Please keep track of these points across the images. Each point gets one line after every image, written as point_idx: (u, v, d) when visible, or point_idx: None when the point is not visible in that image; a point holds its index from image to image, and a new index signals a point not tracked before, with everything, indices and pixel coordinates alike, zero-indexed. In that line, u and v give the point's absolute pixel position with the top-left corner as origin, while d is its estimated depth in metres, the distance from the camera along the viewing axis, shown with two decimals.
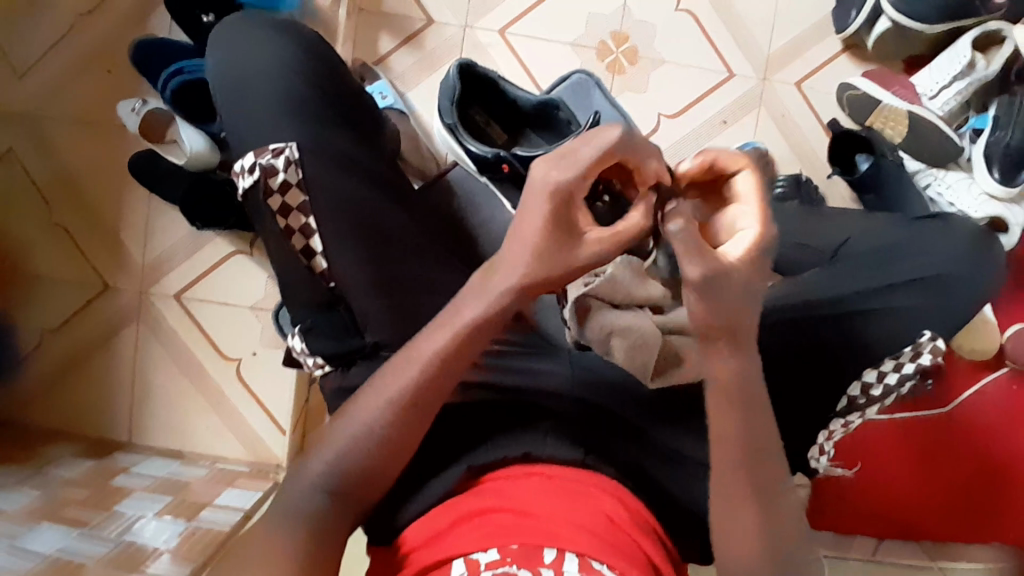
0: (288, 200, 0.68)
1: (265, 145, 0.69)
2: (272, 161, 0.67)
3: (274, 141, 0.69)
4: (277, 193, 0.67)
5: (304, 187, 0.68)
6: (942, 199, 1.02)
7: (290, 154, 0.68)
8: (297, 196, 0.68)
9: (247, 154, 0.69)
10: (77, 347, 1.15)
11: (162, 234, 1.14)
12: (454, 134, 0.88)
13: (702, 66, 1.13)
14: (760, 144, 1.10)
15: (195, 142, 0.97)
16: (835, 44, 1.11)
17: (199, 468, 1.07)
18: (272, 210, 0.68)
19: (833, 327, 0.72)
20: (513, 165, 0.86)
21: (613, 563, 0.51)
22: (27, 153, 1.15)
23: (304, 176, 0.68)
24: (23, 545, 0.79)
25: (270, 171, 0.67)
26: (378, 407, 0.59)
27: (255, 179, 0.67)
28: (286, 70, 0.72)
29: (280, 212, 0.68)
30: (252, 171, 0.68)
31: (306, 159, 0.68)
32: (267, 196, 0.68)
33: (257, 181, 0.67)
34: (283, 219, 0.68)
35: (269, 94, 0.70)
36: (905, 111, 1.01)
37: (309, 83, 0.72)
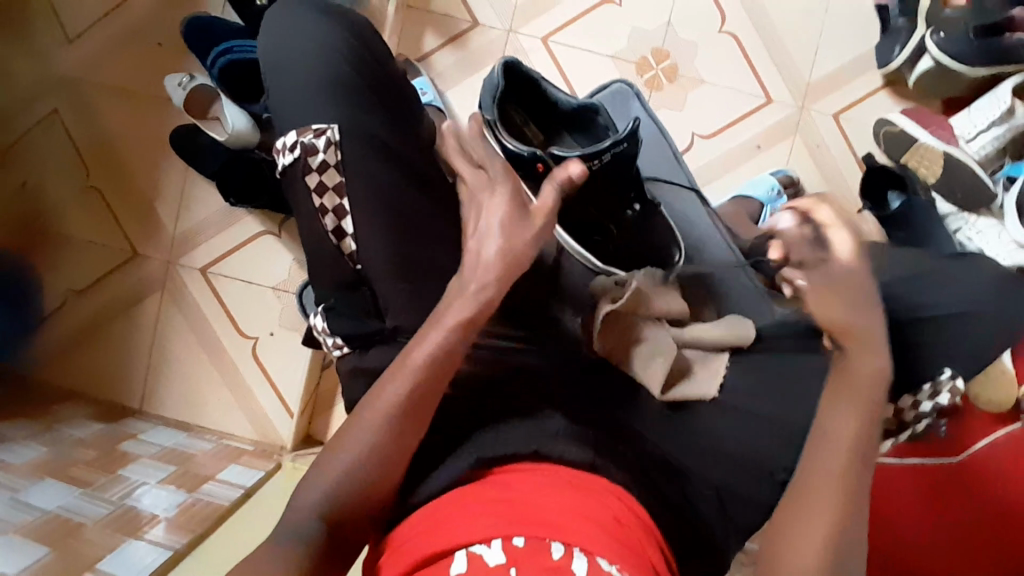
0: (324, 179, 0.69)
1: (308, 124, 0.70)
2: (314, 140, 0.69)
3: (317, 120, 0.70)
4: (315, 171, 0.69)
5: (342, 168, 0.69)
6: (970, 243, 1.00)
7: (331, 134, 0.69)
8: (333, 176, 0.69)
9: (290, 132, 0.70)
10: (98, 311, 1.16)
11: (193, 207, 1.16)
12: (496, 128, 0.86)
13: (741, 89, 1.13)
14: (791, 172, 1.10)
15: (236, 121, 0.97)
16: (876, 79, 1.11)
17: (205, 441, 1.08)
18: (308, 187, 0.69)
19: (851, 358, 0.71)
20: (548, 164, 0.83)
21: (622, 567, 0.50)
22: (69, 116, 1.18)
23: (343, 157, 0.69)
24: (26, 499, 0.80)
25: (310, 149, 0.69)
26: (384, 410, 0.61)
27: (295, 156, 0.69)
28: (335, 53, 0.73)
29: (317, 189, 0.69)
30: (293, 148, 0.69)
31: (346, 141, 0.69)
32: (305, 174, 0.69)
33: (297, 159, 0.69)
34: (318, 197, 0.69)
35: (318, 70, 0.72)
36: (941, 152, 1.01)
37: (357, 68, 0.73)
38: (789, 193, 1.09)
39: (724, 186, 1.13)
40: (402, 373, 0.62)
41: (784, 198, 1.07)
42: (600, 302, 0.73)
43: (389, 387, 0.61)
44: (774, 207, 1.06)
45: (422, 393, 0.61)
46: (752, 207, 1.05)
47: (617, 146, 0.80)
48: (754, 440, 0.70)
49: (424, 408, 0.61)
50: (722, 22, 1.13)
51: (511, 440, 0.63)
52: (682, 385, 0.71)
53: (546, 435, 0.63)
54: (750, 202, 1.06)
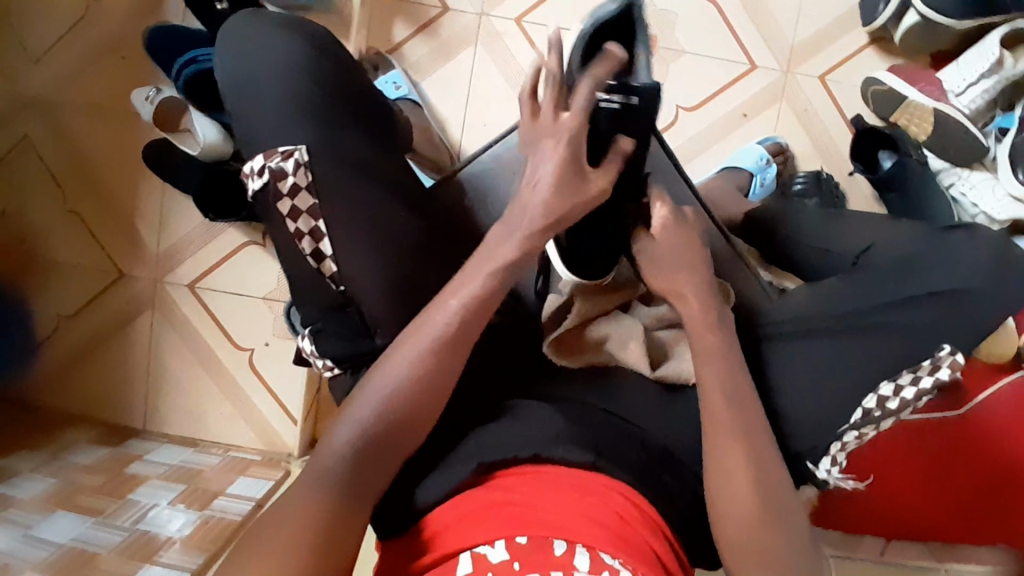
0: (297, 202, 0.67)
1: (276, 146, 0.68)
2: (282, 163, 0.66)
3: (286, 142, 0.68)
4: (286, 196, 0.66)
5: (314, 190, 0.67)
6: (965, 199, 0.99)
7: (300, 156, 0.67)
8: (306, 199, 0.67)
9: (257, 155, 0.68)
10: (91, 335, 1.16)
11: (175, 223, 1.14)
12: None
13: (724, 57, 1.10)
14: (780, 139, 1.08)
15: (208, 132, 0.99)
16: (860, 36, 1.08)
17: (211, 455, 1.09)
18: (281, 213, 0.67)
19: (844, 342, 0.71)
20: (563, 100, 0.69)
21: (626, 560, 0.51)
22: (39, 140, 1.15)
23: (315, 178, 0.67)
24: (38, 534, 0.81)
25: (279, 173, 0.66)
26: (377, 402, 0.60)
27: (263, 182, 0.66)
28: (298, 69, 0.70)
29: (290, 214, 0.67)
30: (261, 173, 0.66)
31: (315, 161, 0.67)
32: (276, 200, 0.67)
33: (266, 184, 0.66)
34: (293, 222, 0.67)
35: (281, 85, 0.69)
36: (930, 108, 0.98)
37: (323, 82, 0.71)
38: (778, 161, 1.06)
39: (711, 159, 1.11)
40: (392, 366, 0.61)
41: (774, 167, 1.05)
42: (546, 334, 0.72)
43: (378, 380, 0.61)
44: (765, 175, 1.04)
45: (415, 384, 0.60)
46: (742, 179, 1.03)
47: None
48: None
49: (417, 403, 0.60)
50: None
51: (509, 443, 0.62)
52: (669, 363, 0.72)
53: (546, 437, 0.62)
54: (739, 174, 1.03)
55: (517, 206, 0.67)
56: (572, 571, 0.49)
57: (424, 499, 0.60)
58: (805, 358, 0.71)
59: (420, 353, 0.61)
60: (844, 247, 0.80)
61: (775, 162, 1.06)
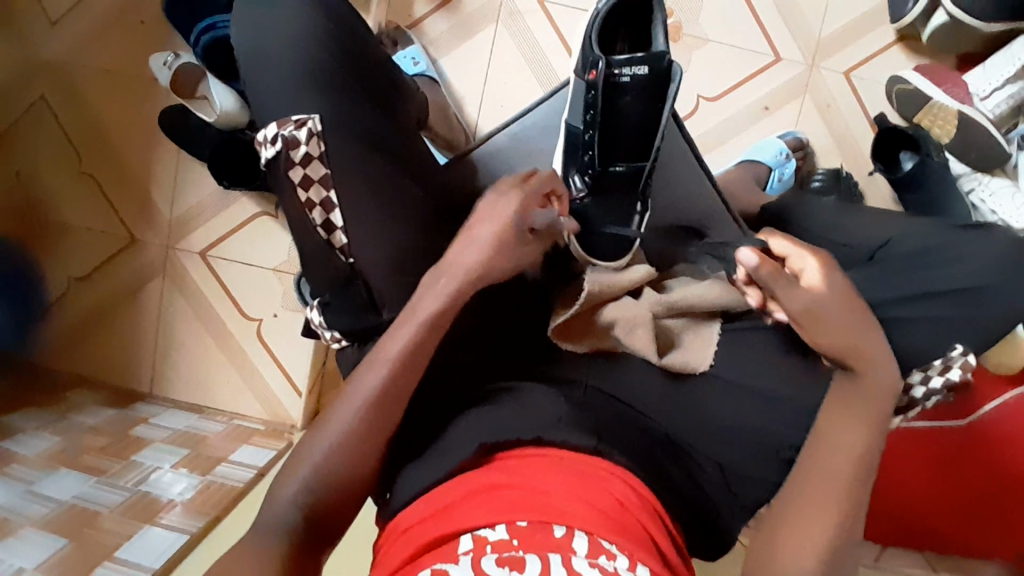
0: (309, 172, 0.66)
1: (288, 115, 0.67)
2: (294, 132, 0.66)
3: (296, 111, 0.67)
4: (298, 165, 0.66)
5: (326, 159, 0.66)
6: (983, 206, 0.96)
7: (313, 125, 0.66)
8: (318, 168, 0.66)
9: (270, 123, 0.67)
10: (101, 299, 1.16)
11: (188, 190, 1.15)
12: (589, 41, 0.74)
13: (747, 48, 1.08)
14: (800, 135, 1.07)
15: (225, 100, 0.97)
16: (888, 33, 1.06)
17: (216, 423, 1.10)
18: (292, 181, 0.66)
19: None
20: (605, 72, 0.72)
21: (622, 545, 0.51)
22: (56, 100, 1.15)
23: (326, 149, 0.66)
24: (41, 490, 0.82)
25: (292, 142, 0.66)
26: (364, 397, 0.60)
27: (276, 150, 0.66)
28: (316, 38, 0.70)
29: (301, 183, 0.66)
30: (274, 141, 0.66)
31: (330, 132, 0.67)
32: (288, 168, 0.66)
33: (279, 152, 0.66)
34: (304, 192, 0.66)
35: (299, 52, 0.69)
36: (954, 110, 0.96)
37: (340, 55, 0.71)
38: (797, 156, 1.05)
39: (727, 153, 1.10)
40: (382, 360, 0.61)
41: (792, 162, 1.03)
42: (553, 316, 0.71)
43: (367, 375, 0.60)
44: (783, 171, 1.03)
45: (400, 382, 0.60)
46: (760, 172, 1.02)
47: (636, 72, 0.71)
48: (759, 417, 0.69)
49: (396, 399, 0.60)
50: None
51: (512, 425, 0.61)
52: (677, 353, 0.71)
53: (547, 420, 0.61)
54: (757, 166, 1.02)
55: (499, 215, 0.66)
56: (569, 554, 0.49)
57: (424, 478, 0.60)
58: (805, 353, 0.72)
59: (407, 351, 0.60)
60: (857, 242, 0.78)
61: (794, 157, 1.05)
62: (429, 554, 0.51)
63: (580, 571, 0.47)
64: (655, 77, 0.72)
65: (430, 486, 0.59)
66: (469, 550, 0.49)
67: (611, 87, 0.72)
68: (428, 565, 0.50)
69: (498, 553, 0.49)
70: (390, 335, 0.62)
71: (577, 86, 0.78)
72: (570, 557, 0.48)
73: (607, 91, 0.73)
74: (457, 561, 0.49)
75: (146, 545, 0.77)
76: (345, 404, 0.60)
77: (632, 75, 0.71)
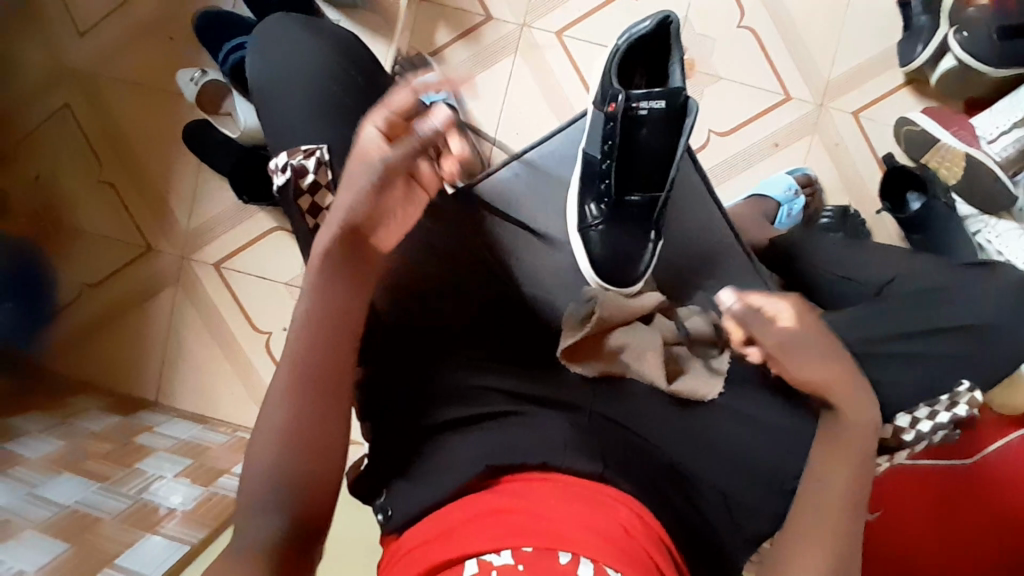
0: (317, 199, 0.69)
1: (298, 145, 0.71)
2: (302, 161, 0.70)
3: (306, 142, 0.71)
4: (307, 192, 0.69)
5: (333, 186, 0.69)
6: (990, 246, 0.98)
7: (321, 155, 0.70)
8: (326, 196, 0.70)
9: (279, 153, 0.72)
10: (112, 306, 1.18)
11: (205, 203, 1.17)
12: (607, 74, 0.77)
13: (758, 86, 1.11)
14: (809, 171, 1.09)
15: (248, 117, 1.00)
16: (896, 77, 1.09)
17: (219, 434, 1.09)
18: (302, 209, 0.70)
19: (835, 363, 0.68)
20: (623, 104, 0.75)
21: (625, 572, 0.51)
22: (82, 111, 1.19)
23: (334, 176, 0.70)
24: (43, 494, 0.82)
25: (300, 171, 0.69)
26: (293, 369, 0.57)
27: (286, 178, 0.70)
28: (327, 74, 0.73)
29: (309, 210, 0.70)
30: (283, 170, 0.70)
31: (335, 161, 0.70)
32: (298, 196, 0.70)
33: (288, 180, 0.70)
34: (311, 218, 0.69)
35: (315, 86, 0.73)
36: (963, 152, 0.98)
37: (351, 88, 0.74)
38: (806, 192, 1.07)
39: (736, 187, 1.12)
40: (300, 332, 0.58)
41: (801, 198, 1.05)
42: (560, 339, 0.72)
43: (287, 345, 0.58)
44: (792, 207, 1.05)
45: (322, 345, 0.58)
46: (768, 207, 1.04)
47: (654, 106, 0.75)
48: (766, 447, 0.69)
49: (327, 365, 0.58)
50: (741, 16, 1.11)
51: (519, 447, 0.61)
52: (683, 379, 0.72)
53: (552, 445, 0.61)
54: (765, 202, 1.04)
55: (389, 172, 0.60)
56: None
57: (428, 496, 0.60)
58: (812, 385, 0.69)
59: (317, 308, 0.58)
60: (868, 278, 0.77)
61: (802, 193, 1.06)
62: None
63: None
64: (670, 113, 0.76)
65: (432, 506, 0.59)
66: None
67: (629, 120, 0.76)
68: None
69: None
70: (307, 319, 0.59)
71: (593, 116, 0.80)
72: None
73: (625, 124, 0.77)
74: None
75: (145, 553, 0.77)
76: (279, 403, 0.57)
77: (648, 109, 0.75)
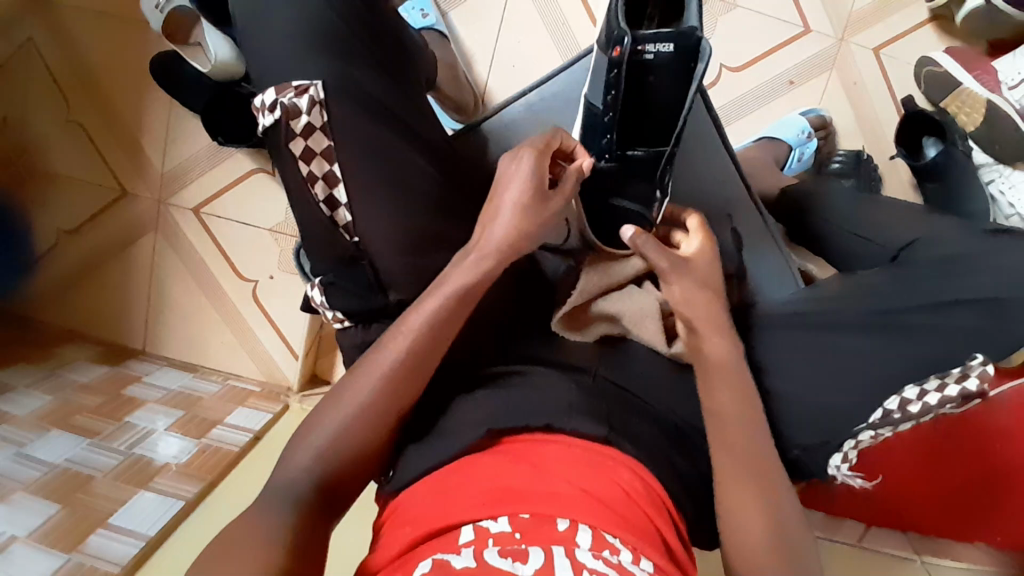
0: (311, 143, 0.62)
1: (288, 81, 0.62)
2: (295, 99, 0.61)
3: (298, 77, 0.62)
4: (300, 136, 0.61)
5: (329, 130, 0.62)
6: (1002, 198, 0.92)
7: (315, 92, 0.61)
8: (321, 140, 0.62)
9: (269, 88, 0.62)
10: (91, 251, 1.13)
11: (180, 143, 1.10)
12: (615, 14, 0.68)
13: (776, 17, 1.03)
14: (824, 113, 1.02)
15: (219, 49, 0.91)
16: (920, 12, 1.00)
17: (211, 383, 1.08)
18: (294, 154, 0.62)
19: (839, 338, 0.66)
20: (624, 48, 0.66)
21: (626, 538, 0.47)
22: (42, 42, 1.10)
23: (331, 118, 0.62)
24: (30, 452, 0.80)
25: (292, 111, 0.61)
26: (384, 367, 0.56)
27: (275, 118, 0.61)
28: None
29: (303, 156, 0.62)
30: (273, 109, 0.61)
31: (333, 99, 0.62)
32: (289, 139, 0.61)
33: (277, 121, 0.61)
34: (305, 164, 0.62)
35: (290, 15, 0.64)
36: (983, 98, 0.92)
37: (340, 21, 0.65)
38: (820, 135, 1.01)
39: (746, 128, 1.05)
40: (402, 338, 0.57)
41: (815, 141, 0.99)
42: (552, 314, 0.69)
43: (384, 350, 0.57)
44: (804, 150, 0.99)
45: (420, 357, 0.57)
46: (779, 151, 0.98)
47: (661, 50, 0.65)
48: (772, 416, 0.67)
49: (419, 373, 0.57)
50: None
51: (525, 408, 0.58)
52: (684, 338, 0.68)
53: (558, 407, 0.58)
54: (777, 144, 0.98)
55: (524, 164, 0.62)
56: (574, 547, 0.45)
57: (417, 466, 0.57)
58: (810, 349, 0.67)
59: (432, 320, 0.57)
60: (887, 239, 0.73)
61: (816, 136, 1.00)
62: (425, 546, 0.48)
63: (585, 564, 0.43)
64: (681, 56, 0.66)
65: (426, 472, 0.56)
66: (471, 541, 0.46)
67: (636, 65, 0.67)
68: (426, 557, 0.46)
69: (501, 546, 0.45)
70: (393, 334, 0.58)
71: (600, 59, 0.72)
72: (573, 550, 0.44)
73: (633, 70, 0.67)
74: (459, 552, 0.45)
75: (139, 512, 0.76)
76: (345, 408, 0.55)
77: (656, 53, 0.66)
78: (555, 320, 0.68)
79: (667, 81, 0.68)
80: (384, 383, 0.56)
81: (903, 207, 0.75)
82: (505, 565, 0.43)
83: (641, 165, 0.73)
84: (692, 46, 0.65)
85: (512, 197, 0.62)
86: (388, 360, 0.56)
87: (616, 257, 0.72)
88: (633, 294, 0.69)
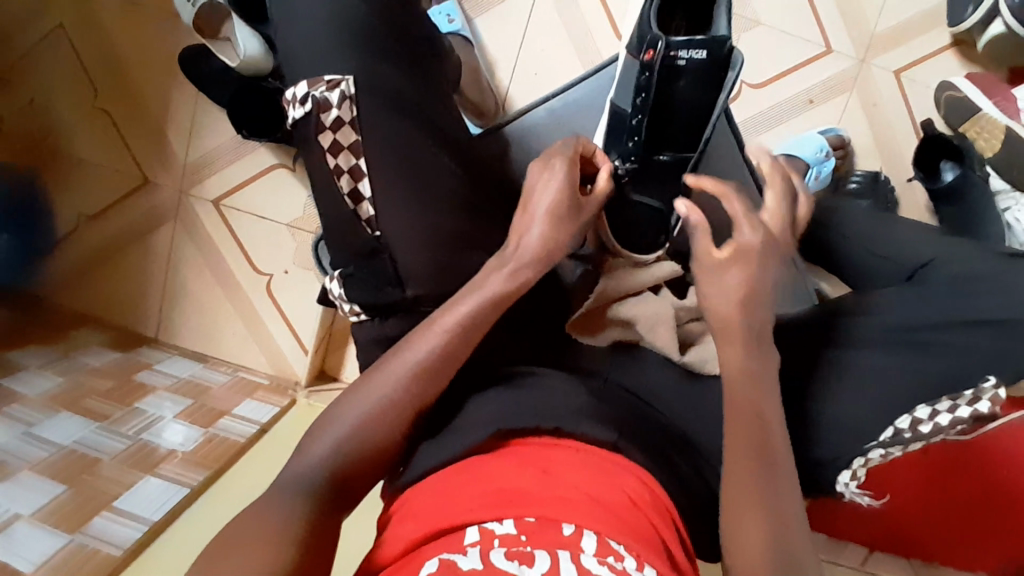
0: (339, 137, 0.63)
1: (321, 75, 0.64)
2: (326, 93, 0.63)
3: (332, 71, 0.64)
4: (329, 129, 0.63)
5: (357, 125, 0.63)
6: (1019, 225, 0.92)
7: (346, 87, 0.63)
8: (349, 134, 0.63)
9: (301, 81, 0.64)
10: (110, 238, 1.15)
11: (203, 135, 1.11)
12: (646, 20, 0.70)
13: (798, 36, 1.04)
14: (842, 132, 1.02)
15: (248, 44, 0.93)
16: (943, 36, 1.01)
17: (220, 374, 1.08)
18: (323, 147, 0.63)
19: (851, 356, 0.66)
20: (659, 52, 0.67)
21: (630, 546, 0.47)
22: (73, 30, 1.12)
23: (360, 113, 0.63)
24: (40, 432, 0.81)
25: (323, 104, 0.63)
26: (411, 363, 0.57)
27: (306, 111, 0.63)
28: None
29: (331, 149, 0.63)
30: (304, 102, 0.63)
31: (362, 94, 0.63)
32: (318, 132, 0.63)
33: (309, 114, 0.63)
34: (332, 157, 0.64)
35: (322, 12, 0.65)
36: (1003, 125, 0.91)
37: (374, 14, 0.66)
38: (837, 155, 1.01)
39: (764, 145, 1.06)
40: (428, 337, 0.58)
41: (832, 161, 0.99)
42: (570, 316, 0.70)
43: (412, 349, 0.57)
44: (822, 169, 0.99)
45: (449, 357, 0.57)
46: (797, 168, 0.98)
47: (694, 56, 0.67)
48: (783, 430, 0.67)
49: (443, 373, 0.57)
50: None
51: (534, 410, 0.58)
52: (698, 349, 0.68)
53: (568, 410, 0.58)
54: (794, 162, 0.98)
55: (557, 172, 0.63)
56: (578, 553, 0.45)
57: (421, 465, 0.57)
58: (825, 365, 0.67)
59: (460, 322, 0.58)
60: (903, 258, 0.74)
61: (834, 155, 1.01)
62: (431, 545, 0.48)
63: (590, 570, 0.43)
64: (713, 63, 0.67)
65: (432, 470, 0.56)
66: (476, 542, 0.46)
67: (667, 70, 0.68)
68: (431, 556, 0.46)
69: (506, 548, 0.45)
70: (419, 335, 0.58)
71: (629, 64, 0.74)
72: (578, 556, 0.45)
73: (662, 74, 0.69)
74: (465, 553, 0.45)
75: (143, 497, 0.77)
76: (364, 402, 0.56)
77: (688, 59, 0.67)
78: (571, 323, 0.70)
79: (696, 87, 0.70)
80: (409, 379, 0.56)
81: (922, 228, 0.75)
82: (510, 568, 0.43)
83: (663, 170, 0.75)
84: (726, 53, 0.66)
85: (545, 202, 0.63)
86: (412, 359, 0.57)
87: (633, 266, 0.73)
88: (648, 301, 0.69)
